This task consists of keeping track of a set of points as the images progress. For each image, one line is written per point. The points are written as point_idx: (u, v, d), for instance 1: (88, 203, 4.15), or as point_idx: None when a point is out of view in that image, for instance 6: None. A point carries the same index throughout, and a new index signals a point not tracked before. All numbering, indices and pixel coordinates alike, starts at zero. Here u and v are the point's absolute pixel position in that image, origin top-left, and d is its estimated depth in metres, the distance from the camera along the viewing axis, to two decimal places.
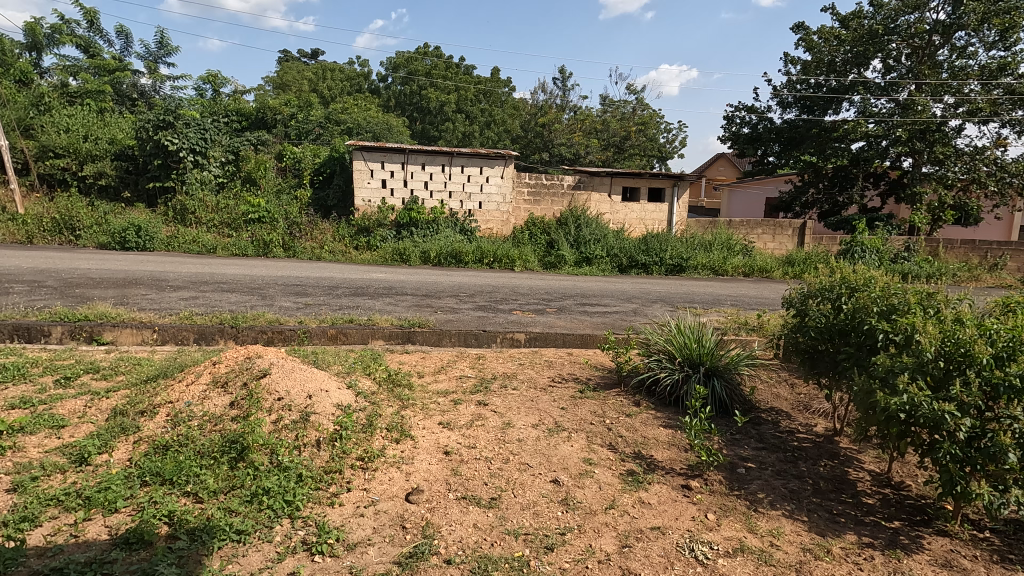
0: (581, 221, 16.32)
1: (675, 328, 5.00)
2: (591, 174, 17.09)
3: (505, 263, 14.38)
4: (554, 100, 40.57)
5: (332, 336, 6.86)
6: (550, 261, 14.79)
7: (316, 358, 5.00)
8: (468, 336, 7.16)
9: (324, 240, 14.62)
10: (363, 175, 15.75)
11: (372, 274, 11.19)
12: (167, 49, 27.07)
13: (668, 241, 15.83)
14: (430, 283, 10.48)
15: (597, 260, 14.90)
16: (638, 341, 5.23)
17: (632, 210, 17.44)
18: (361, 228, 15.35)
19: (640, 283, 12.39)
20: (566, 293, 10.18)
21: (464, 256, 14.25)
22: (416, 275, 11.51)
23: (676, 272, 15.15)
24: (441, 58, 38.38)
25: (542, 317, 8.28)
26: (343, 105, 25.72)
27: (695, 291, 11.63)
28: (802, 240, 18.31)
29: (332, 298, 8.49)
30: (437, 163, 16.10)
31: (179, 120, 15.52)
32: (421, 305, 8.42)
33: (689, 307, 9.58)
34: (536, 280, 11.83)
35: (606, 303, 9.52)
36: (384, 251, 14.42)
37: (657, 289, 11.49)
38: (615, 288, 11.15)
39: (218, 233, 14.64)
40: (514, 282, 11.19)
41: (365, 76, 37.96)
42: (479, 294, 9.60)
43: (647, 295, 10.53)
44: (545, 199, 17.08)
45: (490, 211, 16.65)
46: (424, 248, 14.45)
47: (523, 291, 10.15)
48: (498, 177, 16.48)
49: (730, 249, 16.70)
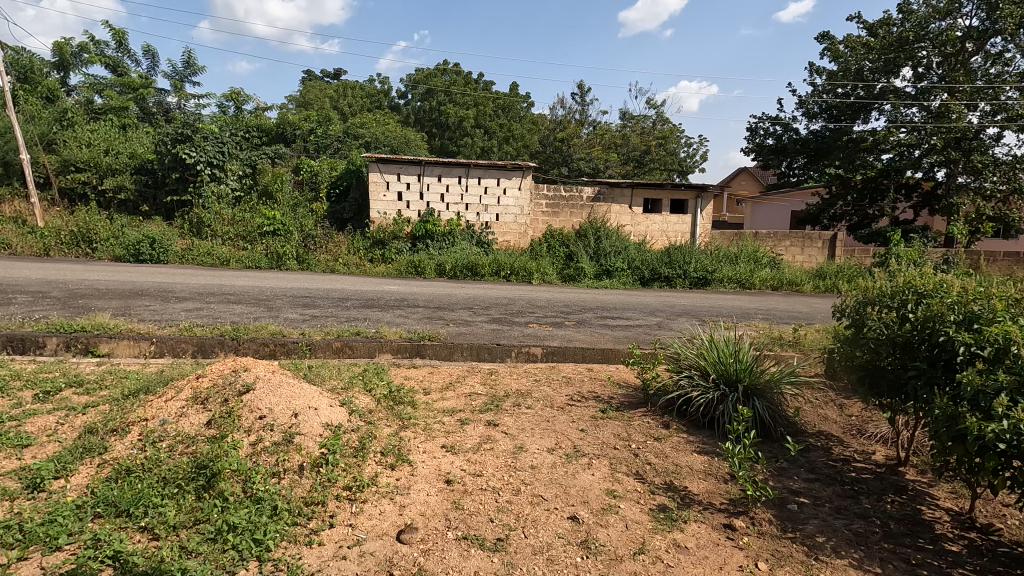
0: (601, 233, 15.86)
1: (708, 341, 4.49)
2: (611, 185, 16.64)
3: (522, 275, 13.97)
4: (573, 115, 40.42)
5: (337, 349, 6.49)
6: (569, 274, 14.33)
7: (313, 372, 4.60)
8: (480, 350, 6.73)
9: (339, 253, 14.41)
10: (379, 188, 15.58)
11: (385, 287, 10.87)
12: (192, 68, 27.62)
13: (691, 253, 15.27)
14: (443, 295, 10.11)
15: (617, 272, 14.42)
16: (666, 355, 4.73)
17: (654, 221, 16.93)
18: (376, 240, 15.12)
19: (664, 296, 11.86)
20: (586, 306, 9.70)
21: (480, 268, 13.89)
22: (430, 287, 11.16)
23: (701, 285, 14.54)
24: (460, 74, 38.60)
25: (560, 330, 7.82)
26: (362, 121, 25.81)
27: (722, 304, 11.05)
28: (832, 252, 17.55)
29: (340, 310, 8.15)
30: (453, 175, 15.84)
31: (198, 134, 15.56)
32: (432, 317, 8.04)
33: (718, 320, 9.02)
34: (555, 293, 11.39)
35: (628, 316, 9.02)
36: (399, 263, 14.14)
37: (682, 302, 10.94)
38: (637, 301, 10.63)
39: (233, 245, 14.52)
40: (531, 295, 10.75)
41: (385, 92, 38.35)
42: (494, 306, 9.19)
43: (672, 308, 9.99)
44: (564, 211, 16.68)
45: (508, 224, 16.29)
46: (439, 260, 14.14)
47: (540, 304, 9.70)
48: (516, 189, 16.14)
49: (757, 262, 16.03)
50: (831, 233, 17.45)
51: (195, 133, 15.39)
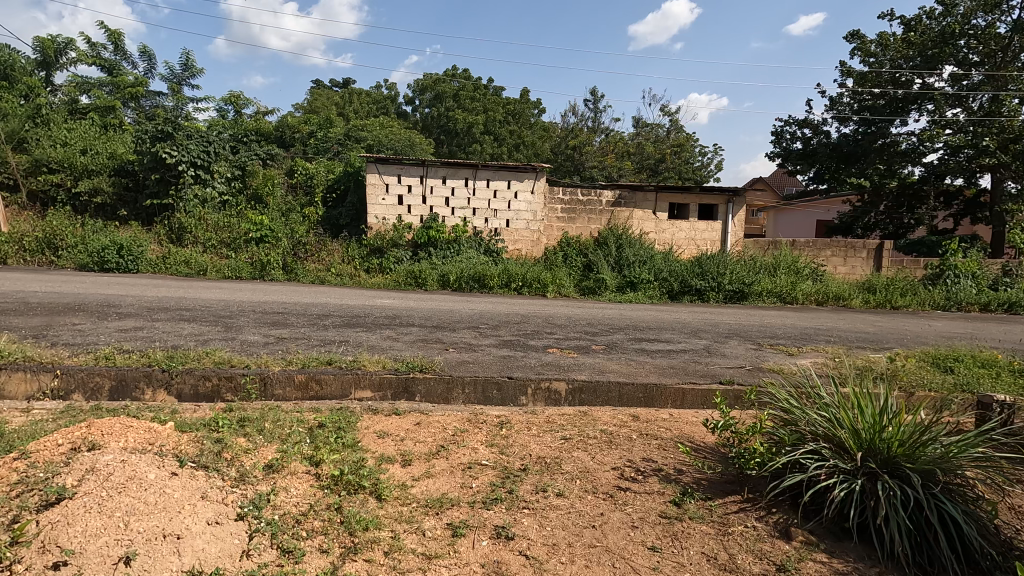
0: (623, 241, 14.31)
1: (836, 399, 2.93)
2: (633, 188, 15.09)
3: (537, 287, 12.45)
4: (585, 122, 39.09)
5: (300, 384, 5.03)
6: (588, 286, 12.75)
7: (234, 440, 3.10)
8: (487, 386, 5.22)
9: (331, 263, 13.04)
10: (377, 190, 14.17)
11: (378, 300, 9.39)
12: (191, 71, 26.57)
13: (724, 263, 13.69)
14: (443, 310, 8.59)
15: (643, 285, 12.79)
16: (770, 414, 3.18)
17: (680, 228, 15.34)
18: (374, 248, 13.68)
19: (698, 312, 10.30)
20: (613, 325, 8.13)
21: (488, 279, 12.38)
22: (430, 302, 9.66)
23: (736, 299, 12.91)
24: (469, 80, 37.42)
25: (586, 357, 6.24)
26: (365, 124, 24.54)
27: (771, 323, 9.43)
28: (877, 263, 15.87)
29: (314, 330, 6.64)
30: (459, 177, 14.40)
31: (180, 132, 14.23)
32: (427, 339, 6.51)
33: (777, 344, 7.39)
34: (576, 308, 9.85)
35: (666, 338, 7.42)
36: (398, 274, 12.69)
37: (725, 320, 9.35)
38: (672, 319, 9.02)
39: (215, 253, 13.15)
40: (547, 311, 9.24)
41: (392, 98, 37.22)
42: (504, 325, 7.65)
43: (716, 328, 8.38)
44: (582, 217, 15.14)
45: (519, 231, 14.76)
46: (442, 270, 12.65)
47: (559, 321, 8.17)
48: (528, 192, 14.64)
49: (798, 274, 14.33)
50: (876, 242, 15.79)
51: (177, 131, 14.10)
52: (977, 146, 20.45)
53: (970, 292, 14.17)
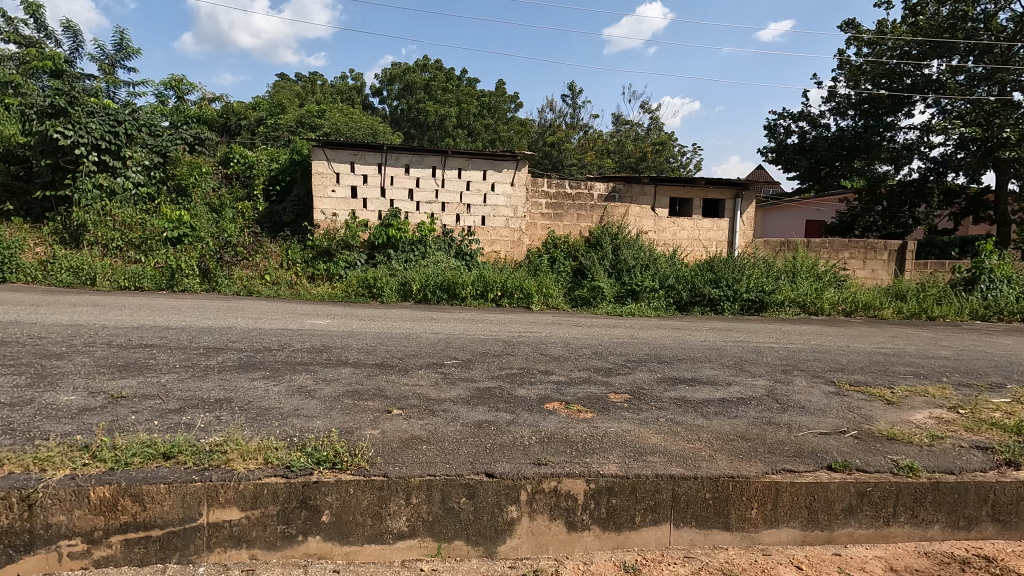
0: (620, 241, 12.21)
1: None
2: (628, 180, 13.00)
3: (520, 298, 10.28)
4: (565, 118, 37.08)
5: (100, 505, 2.73)
6: (581, 296, 10.60)
7: None
8: (450, 492, 3.02)
9: (267, 269, 10.72)
10: (326, 180, 11.78)
11: (309, 319, 7.02)
12: (125, 52, 23.65)
13: (739, 266, 11.70)
14: (395, 335, 6.29)
15: (645, 293, 10.64)
16: None
17: (682, 227, 13.31)
18: (321, 251, 11.31)
19: (720, 331, 8.23)
20: (627, 355, 5.93)
21: (460, 289, 10.12)
22: (381, 321, 7.35)
23: (755, 310, 10.94)
24: (442, 71, 35.07)
25: (607, 419, 4.04)
26: (323, 112, 21.99)
27: (820, 345, 7.40)
28: (898, 268, 14.16)
29: (183, 379, 4.28)
30: (425, 166, 12.11)
31: (80, 107, 11.61)
32: (360, 393, 4.22)
33: (860, 385, 5.30)
34: (571, 328, 7.66)
35: (707, 378, 5.25)
36: (348, 281, 10.36)
37: (762, 343, 7.27)
38: (701, 344, 6.90)
39: (120, 257, 10.62)
40: (534, 333, 7.00)
41: (357, 88, 34.52)
42: (478, 359, 5.39)
43: (761, 357, 6.27)
44: (570, 213, 12.95)
45: (496, 229, 12.54)
46: (403, 277, 10.35)
47: (553, 350, 5.95)
48: (507, 184, 12.45)
49: (820, 278, 12.40)
50: (898, 243, 14.05)
51: (75, 107, 11.49)
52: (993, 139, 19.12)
53: (1011, 299, 12.43)
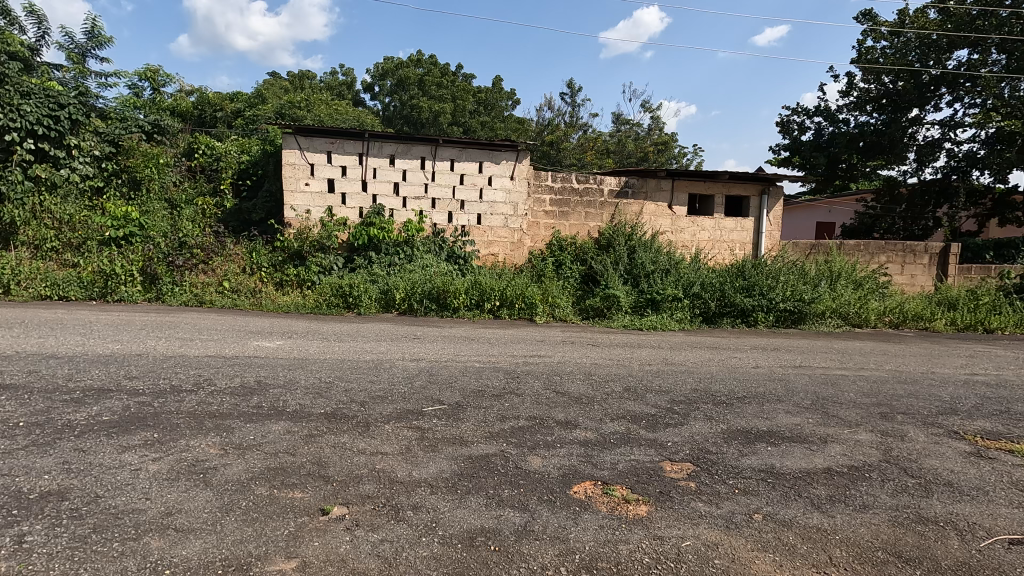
0: (635, 242, 10.76)
1: None
2: (642, 174, 11.55)
3: (522, 308, 8.84)
4: (564, 116, 35.62)
5: None
6: (593, 307, 9.11)
7: None
8: None
9: (227, 274, 9.21)
10: (298, 172, 10.28)
11: (255, 340, 5.50)
12: (96, 41, 22.05)
13: (771, 270, 10.25)
14: (363, 364, 4.78)
15: (667, 303, 9.16)
16: None
17: (702, 226, 11.87)
18: (292, 253, 9.82)
19: (767, 350, 6.76)
20: (671, 393, 4.44)
21: (452, 298, 8.64)
22: (351, 341, 5.84)
23: (792, 323, 9.50)
24: (437, 66, 33.56)
25: (674, 521, 2.54)
26: (309, 105, 20.49)
27: (900, 370, 5.94)
28: (940, 273, 12.79)
29: (14, 452, 2.76)
30: (413, 157, 10.63)
31: (13, 87, 10.05)
32: (286, 475, 2.71)
33: (999, 440, 3.84)
34: (588, 349, 6.18)
35: (789, 431, 3.76)
36: (321, 289, 8.87)
37: (827, 369, 5.80)
38: (757, 372, 5.41)
39: (53, 259, 9.08)
40: (543, 357, 5.51)
41: (348, 84, 32.97)
42: (473, 404, 3.89)
43: (842, 392, 4.80)
44: (577, 210, 11.46)
45: (493, 229, 11.06)
46: (386, 284, 8.86)
47: (571, 386, 4.46)
48: (506, 178, 10.99)
49: (860, 285, 10.97)
50: (940, 246, 12.67)
51: (5, 86, 9.92)
52: None
53: None
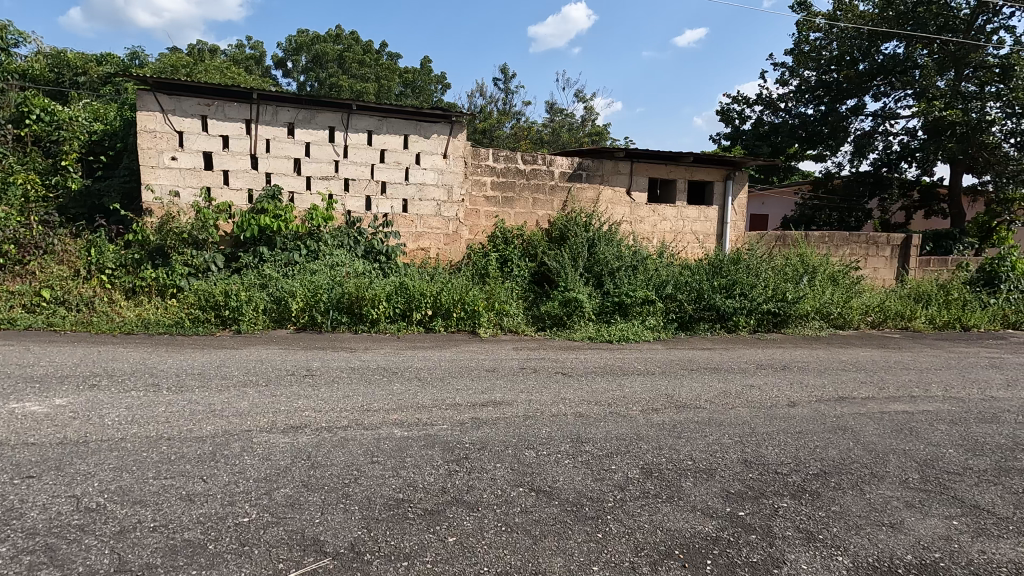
0: (594, 234, 9.09)
1: None
2: (598, 154, 9.93)
3: (462, 318, 6.96)
4: (499, 102, 33.69)
5: None
6: (550, 314, 7.35)
7: None
8: None
9: (50, 278, 6.68)
10: (162, 141, 7.81)
11: (19, 400, 3.26)
12: None
13: (748, 265, 8.90)
14: (197, 446, 2.72)
15: (637, 306, 7.58)
16: None
17: (664, 215, 10.43)
18: (152, 249, 7.38)
19: (781, 373, 5.25)
20: (720, 479, 2.72)
21: (369, 308, 6.60)
22: (201, 390, 3.70)
23: (773, 326, 8.19)
24: (358, 43, 30.57)
25: None
26: (201, 74, 17.31)
27: (958, 397, 4.61)
28: (901, 266, 12.12)
29: None
30: (319, 127, 8.41)
31: None
32: None
33: None
34: (561, 384, 4.37)
35: (953, 566, 2.13)
36: (187, 298, 6.55)
37: (876, 400, 4.34)
38: (803, 416, 3.82)
39: None
40: (501, 405, 3.65)
41: (257, 59, 29.36)
42: (389, 551, 1.99)
43: (939, 451, 3.29)
44: (523, 196, 9.65)
45: (422, 219, 9.05)
46: (279, 290, 6.66)
47: (556, 478, 2.62)
48: (437, 156, 9.00)
49: (836, 281, 9.91)
50: (903, 237, 12.00)
51: None
52: (972, 122, 16.90)
53: None
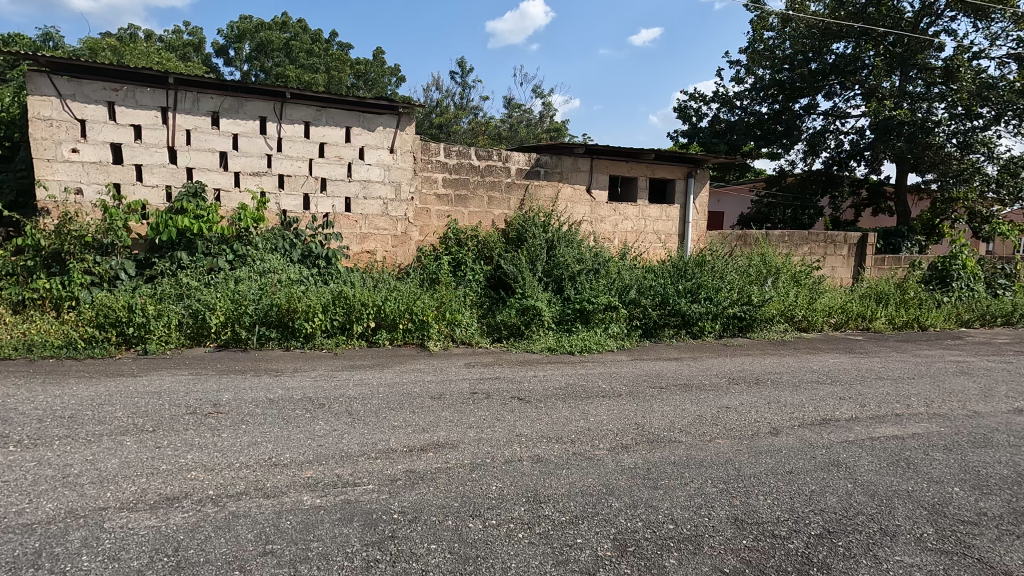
0: (554, 234, 8.56)
1: None
2: (556, 150, 9.41)
3: (409, 330, 6.30)
4: (455, 97, 32.82)
5: None
6: (507, 324, 6.79)
7: None
8: None
9: None
10: (60, 131, 6.81)
11: None
12: None
13: (712, 267, 8.56)
14: (22, 544, 2.00)
15: (599, 314, 7.10)
16: None
17: (625, 215, 10.02)
18: (47, 256, 6.38)
19: (755, 389, 4.83)
20: (710, 554, 2.20)
21: (302, 322, 5.85)
22: (65, 443, 2.94)
23: (739, 331, 7.88)
24: (306, 31, 29.08)
25: None
26: (127, 59, 15.88)
27: (940, 414, 4.32)
28: (858, 265, 12.14)
29: None
30: (248, 117, 7.54)
31: None
32: None
33: None
34: (518, 414, 3.80)
35: None
36: (83, 313, 5.62)
37: (861, 422, 3.95)
38: (789, 448, 3.38)
39: None
40: (445, 451, 3.05)
41: (194, 46, 27.48)
42: None
43: (944, 492, 2.88)
44: (477, 194, 9.03)
45: (368, 219, 8.31)
46: (196, 302, 5.82)
47: (507, 565, 2.05)
48: (382, 150, 8.27)
49: (798, 281, 9.73)
50: (859, 236, 12.02)
51: None
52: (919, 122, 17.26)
53: (984, 300, 10.81)
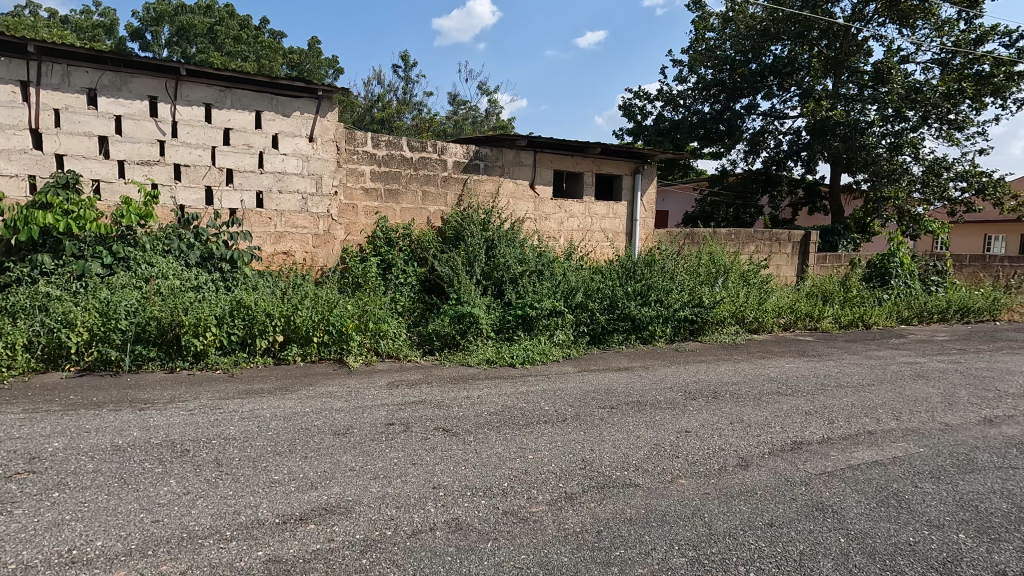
0: (494, 232, 7.86)
1: None
2: (497, 142, 8.72)
3: (325, 343, 5.44)
4: (397, 91, 31.58)
5: None
6: (440, 333, 6.05)
7: None
8: None
9: None
10: None
11: None
12: None
13: (662, 267, 8.10)
14: None
15: (543, 320, 6.46)
16: None
17: (571, 212, 9.45)
18: None
19: (715, 406, 4.30)
20: None
21: (191, 338, 4.89)
22: None
23: (690, 334, 7.46)
24: (233, 17, 27.16)
25: None
26: None
27: (914, 430, 3.90)
28: (802, 262, 12.10)
29: None
30: (134, 96, 6.45)
31: None
32: None
33: None
34: (440, 455, 3.06)
35: None
36: None
37: (836, 446, 3.47)
38: (766, 489, 2.80)
39: None
40: (334, 522, 2.28)
41: (105, 28, 25.07)
42: None
43: (950, 544, 2.37)
44: (410, 189, 8.21)
45: (283, 216, 7.34)
46: (53, 316, 4.74)
47: None
48: (299, 139, 7.32)
49: (747, 280, 9.46)
50: (802, 234, 11.97)
51: None
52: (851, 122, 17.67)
53: (921, 297, 10.92)
